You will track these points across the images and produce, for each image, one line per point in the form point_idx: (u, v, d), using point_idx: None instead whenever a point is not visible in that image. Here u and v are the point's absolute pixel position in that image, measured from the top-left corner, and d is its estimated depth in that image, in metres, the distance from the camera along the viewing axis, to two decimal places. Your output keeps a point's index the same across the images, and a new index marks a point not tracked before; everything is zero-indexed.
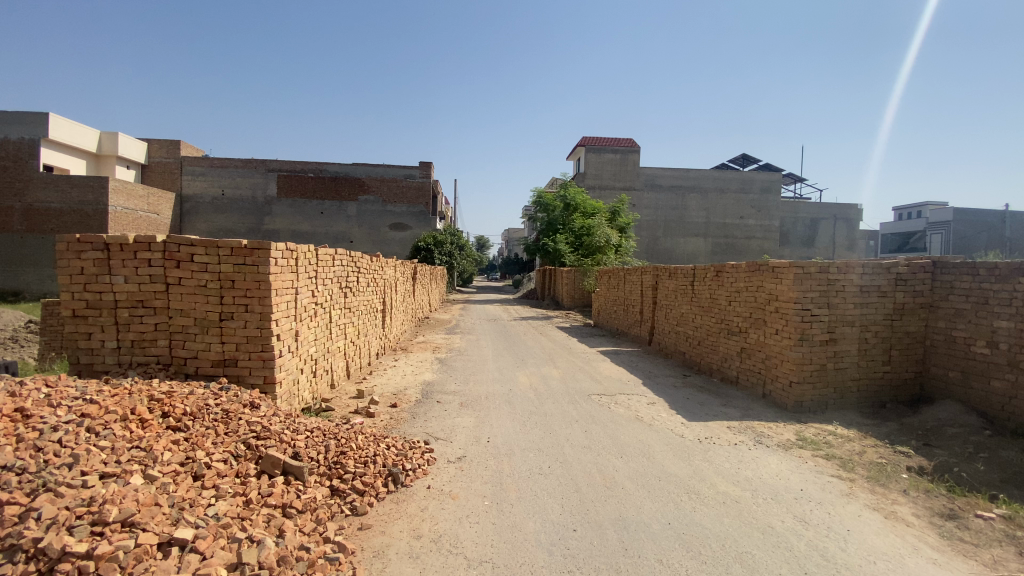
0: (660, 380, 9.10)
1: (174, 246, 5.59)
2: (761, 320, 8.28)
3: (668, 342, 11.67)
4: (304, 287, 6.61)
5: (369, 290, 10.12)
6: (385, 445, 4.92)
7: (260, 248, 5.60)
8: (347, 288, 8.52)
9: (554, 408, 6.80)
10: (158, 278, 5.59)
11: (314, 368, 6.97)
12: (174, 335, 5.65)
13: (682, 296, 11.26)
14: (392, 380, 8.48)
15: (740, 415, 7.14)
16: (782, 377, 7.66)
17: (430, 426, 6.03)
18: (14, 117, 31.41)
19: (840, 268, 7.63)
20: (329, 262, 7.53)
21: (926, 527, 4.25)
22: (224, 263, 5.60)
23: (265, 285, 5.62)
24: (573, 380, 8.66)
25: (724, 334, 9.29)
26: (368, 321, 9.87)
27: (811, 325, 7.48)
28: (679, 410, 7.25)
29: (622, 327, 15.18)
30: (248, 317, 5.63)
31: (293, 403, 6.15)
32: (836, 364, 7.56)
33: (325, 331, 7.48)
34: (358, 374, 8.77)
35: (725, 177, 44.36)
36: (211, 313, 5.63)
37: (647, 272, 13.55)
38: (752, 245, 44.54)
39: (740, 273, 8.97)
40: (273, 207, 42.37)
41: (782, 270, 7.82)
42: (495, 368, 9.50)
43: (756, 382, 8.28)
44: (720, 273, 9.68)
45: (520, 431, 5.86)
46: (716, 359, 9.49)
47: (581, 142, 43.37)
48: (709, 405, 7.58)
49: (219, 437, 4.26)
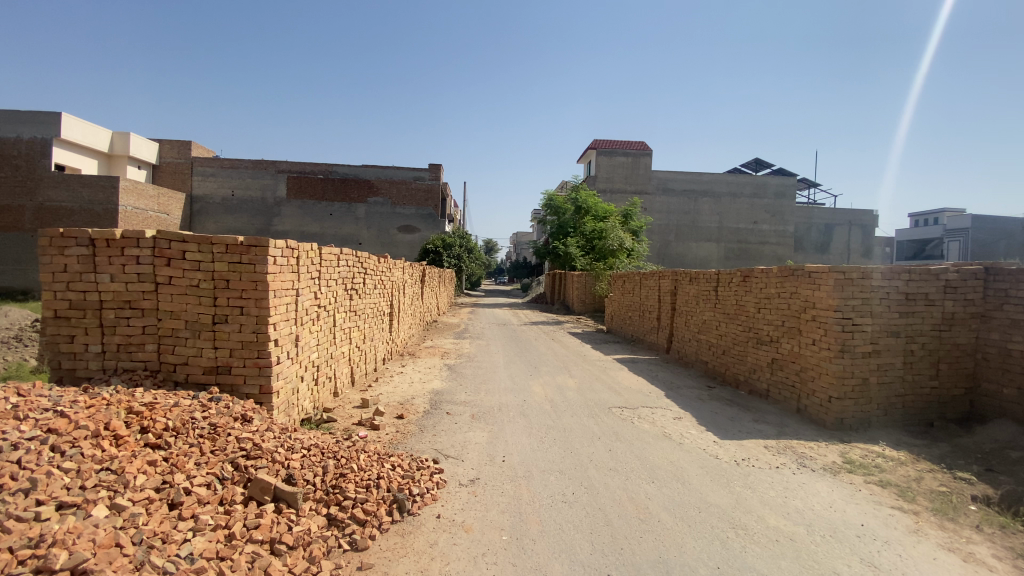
0: (683, 391, 8.52)
1: (164, 242, 5.12)
2: (794, 329, 7.70)
3: (688, 350, 11.09)
4: (305, 288, 6.13)
5: (376, 292, 9.63)
6: (390, 465, 4.39)
7: (258, 245, 5.14)
8: (352, 290, 8.04)
9: (574, 423, 6.28)
10: (145, 277, 5.13)
11: (315, 375, 6.49)
12: (163, 338, 5.19)
13: (704, 302, 10.67)
14: (400, 388, 8.00)
15: (776, 432, 6.56)
16: (820, 392, 7.07)
17: (439, 442, 5.52)
18: (28, 117, 31.53)
19: (885, 274, 7.03)
20: (334, 261, 7.07)
21: (1013, 572, 3.65)
22: (218, 262, 5.13)
23: (261, 285, 5.14)
24: (590, 391, 8.10)
25: (753, 343, 8.69)
26: (374, 325, 9.40)
27: (853, 335, 6.89)
28: (709, 425, 6.70)
29: (638, 334, 14.58)
30: (243, 320, 5.16)
31: (291, 414, 5.66)
32: (879, 378, 6.99)
33: (328, 335, 7.00)
34: (363, 382, 8.27)
35: (738, 182, 43.66)
36: (204, 315, 5.17)
37: (665, 276, 12.97)
38: (766, 251, 43.90)
39: (771, 278, 8.40)
40: (282, 208, 42.22)
41: (820, 275, 7.25)
42: (507, 377, 8.97)
43: (788, 396, 7.70)
44: (747, 278, 9.11)
45: (539, 450, 5.32)
46: (743, 370, 8.90)
47: (592, 145, 42.92)
48: (741, 421, 7.00)
49: (203, 457, 3.78)
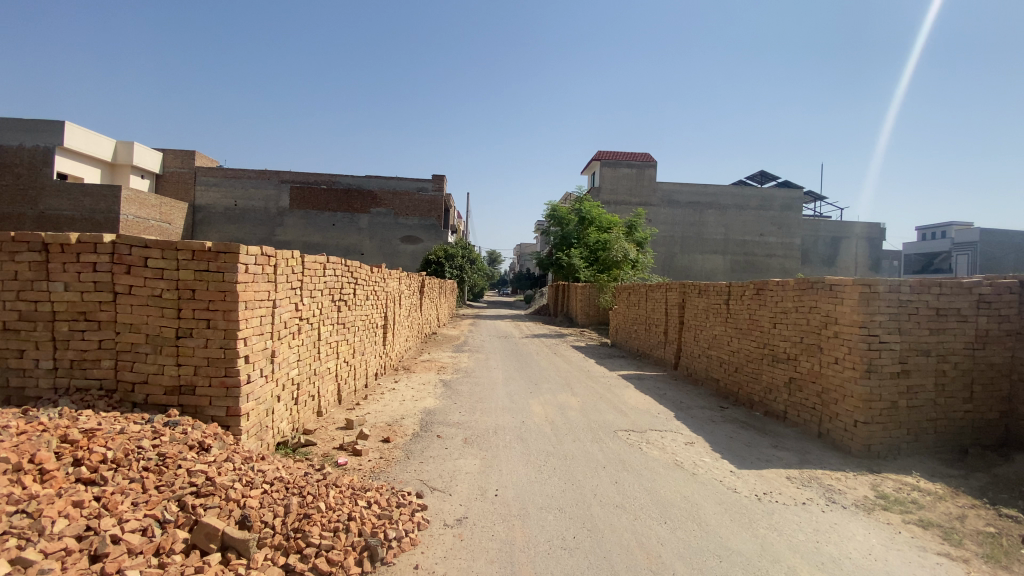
0: (693, 412, 7.95)
1: (124, 248, 4.65)
2: (814, 346, 7.14)
3: (698, 366, 10.53)
4: (285, 299, 5.63)
5: (368, 304, 9.13)
6: (366, 502, 3.84)
7: (228, 252, 4.67)
8: (341, 301, 7.54)
9: (576, 449, 5.73)
10: (103, 286, 4.65)
11: (294, 394, 5.97)
12: (120, 354, 4.69)
13: (715, 316, 10.14)
14: (389, 407, 7.45)
15: (798, 461, 5.99)
16: (845, 414, 6.50)
17: (427, 471, 4.97)
18: (32, 125, 31.81)
19: (914, 288, 6.49)
20: (318, 270, 6.57)
21: None
22: (183, 269, 4.65)
23: (230, 296, 4.65)
24: (594, 411, 7.53)
25: (768, 361, 8.12)
26: (366, 338, 8.88)
27: (880, 353, 6.33)
28: (723, 451, 6.14)
29: (644, 349, 13.98)
30: (210, 334, 4.67)
31: (263, 438, 5.14)
32: (909, 401, 6.42)
33: (311, 350, 6.49)
34: (351, 400, 7.73)
35: (743, 195, 43.21)
36: (167, 329, 4.68)
37: (672, 288, 12.43)
38: (773, 263, 43.32)
39: (788, 291, 7.85)
40: (284, 218, 42.06)
41: (843, 288, 6.70)
42: (505, 394, 8.42)
43: (808, 419, 7.12)
44: (761, 291, 8.57)
45: (536, 482, 4.77)
46: (757, 390, 8.33)
47: (596, 156, 42.68)
48: (758, 447, 6.43)
49: (142, 496, 3.26)
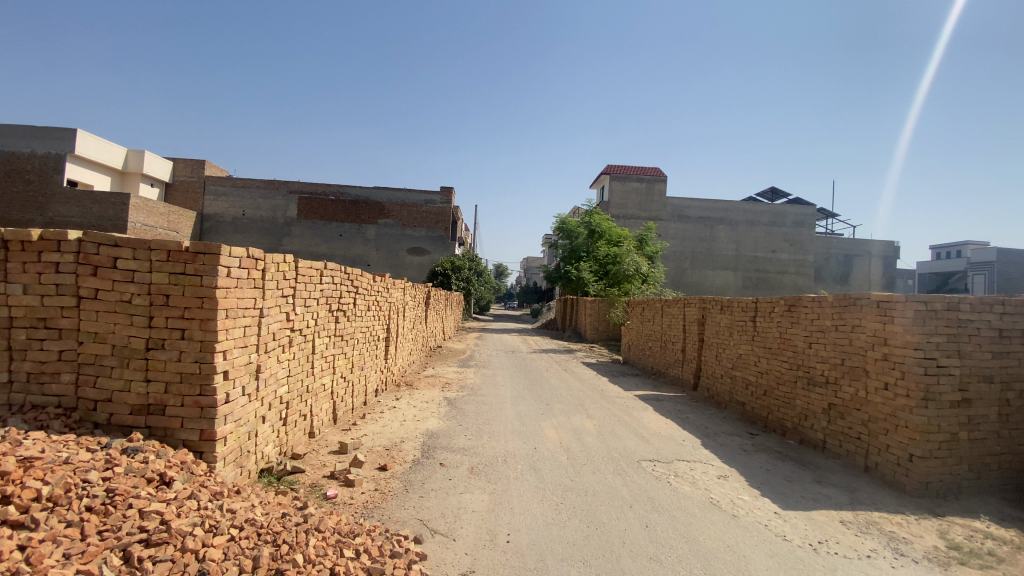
0: (721, 439, 7.26)
1: (91, 246, 4.09)
2: (859, 368, 6.46)
3: (720, 388, 9.83)
4: (273, 308, 5.06)
5: (369, 315, 8.55)
6: (353, 552, 3.21)
7: (208, 253, 4.12)
8: (339, 311, 6.96)
9: (597, 483, 5.07)
10: (66, 290, 4.08)
11: (282, 413, 5.36)
12: (83, 367, 4.11)
13: (739, 334, 9.46)
14: (389, 428, 6.82)
15: (849, 501, 5.28)
16: (898, 446, 5.80)
17: (428, 508, 4.33)
18: (44, 133, 32.05)
19: (974, 306, 5.81)
20: (314, 278, 6.00)
21: None
22: (156, 272, 4.09)
23: (208, 303, 4.09)
24: (614, 437, 6.86)
25: (803, 384, 7.43)
26: (366, 351, 8.28)
27: (938, 379, 5.64)
28: (763, 487, 5.45)
29: (659, 367, 13.28)
30: (184, 347, 4.09)
31: (243, 466, 4.53)
32: (970, 433, 5.71)
33: (303, 365, 5.89)
34: (347, 419, 7.10)
35: (755, 211, 42.55)
36: (136, 339, 4.11)
37: (690, 304, 11.77)
38: (785, 280, 42.49)
39: (826, 308, 7.19)
40: (292, 228, 41.87)
41: (893, 305, 6.04)
42: (515, 415, 7.77)
43: (853, 450, 6.42)
44: (794, 308, 7.91)
45: (554, 524, 4.11)
46: (790, 415, 7.63)
47: (605, 170, 42.28)
48: (800, 483, 5.74)
49: (78, 546, 2.67)
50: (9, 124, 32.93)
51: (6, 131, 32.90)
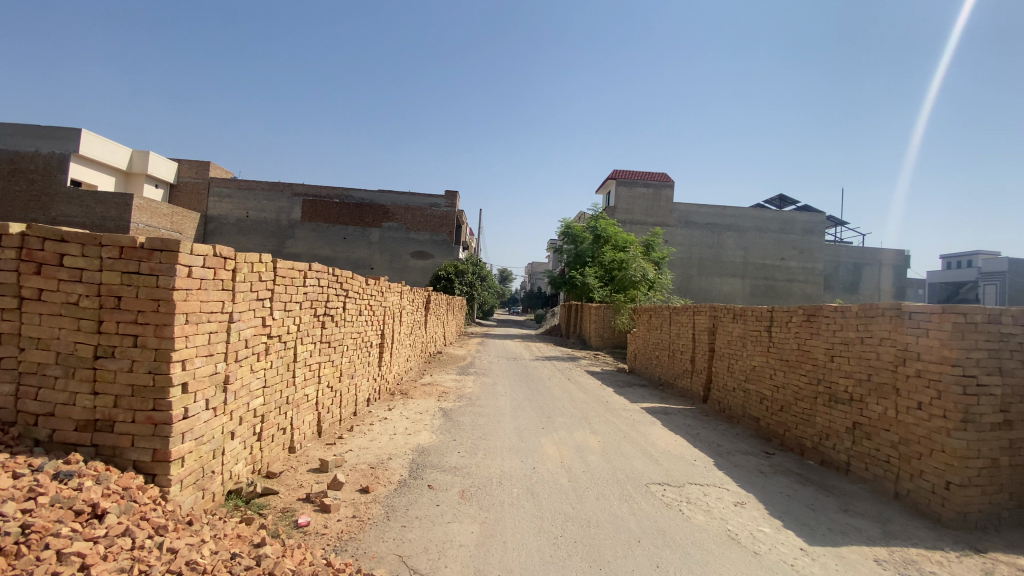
0: (735, 459, 6.74)
1: (36, 241, 3.65)
2: (888, 386, 5.92)
3: (733, 402, 9.29)
4: (247, 312, 4.60)
5: (362, 319, 8.10)
6: None
7: (165, 249, 3.66)
8: (326, 316, 6.50)
9: (601, 511, 4.57)
10: (6, 289, 3.64)
11: (256, 428, 4.89)
12: (24, 377, 3.66)
13: (753, 345, 8.93)
14: (376, 442, 6.33)
15: (881, 534, 4.74)
16: (933, 473, 5.24)
17: (409, 541, 3.84)
18: (49, 133, 32.00)
19: (1018, 320, 5.26)
20: (297, 279, 5.54)
21: None
22: (108, 271, 3.65)
23: (164, 306, 3.63)
24: (619, 455, 6.35)
25: (825, 401, 6.89)
26: (357, 358, 7.81)
27: (978, 399, 5.09)
28: (785, 517, 4.92)
29: (667, 377, 12.72)
30: (137, 355, 3.64)
31: (206, 488, 4.07)
32: (1013, 459, 5.15)
33: (283, 375, 5.42)
34: (333, 432, 6.62)
35: (763, 218, 41.92)
36: (84, 346, 3.66)
37: (700, 312, 11.24)
38: (794, 288, 41.77)
39: (850, 319, 6.65)
40: (295, 230, 41.64)
41: (927, 317, 5.49)
42: (514, 429, 7.27)
43: (881, 474, 5.87)
44: (814, 319, 7.38)
45: (551, 564, 3.60)
46: (809, 434, 7.10)
47: (612, 175, 41.85)
48: (824, 511, 5.20)
49: None
50: (15, 123, 32.94)
51: (11, 130, 32.90)
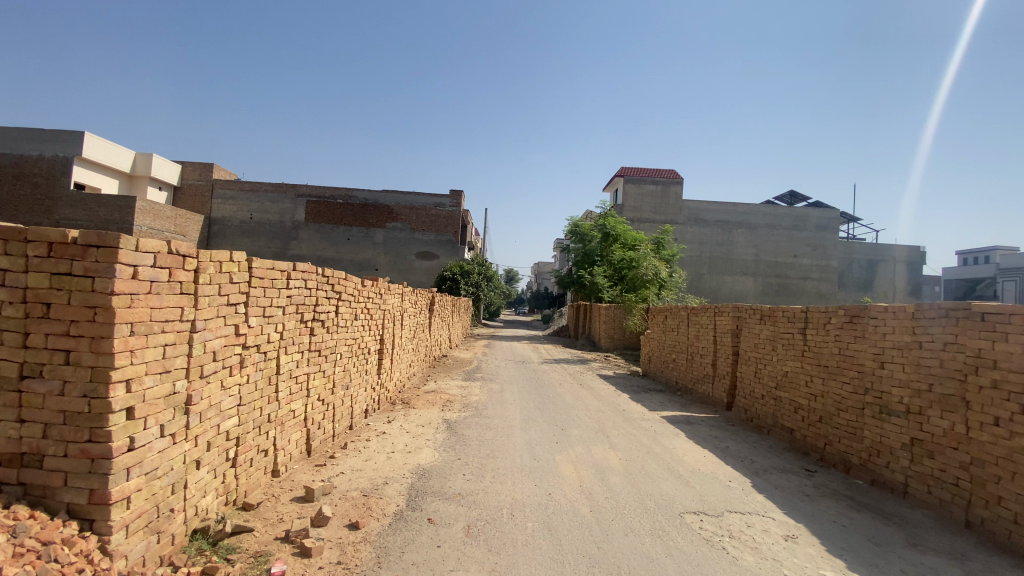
0: (774, 479, 6.01)
1: None
2: (956, 398, 5.17)
3: (762, 410, 8.55)
4: (214, 319, 3.92)
5: (358, 324, 7.42)
6: None
7: (103, 245, 2.98)
8: (315, 321, 5.82)
9: (632, 554, 3.85)
10: None
11: (229, 454, 4.23)
12: None
13: (784, 349, 8.18)
14: (372, 463, 5.65)
15: None
16: (1016, 500, 4.48)
17: None
18: (51, 136, 31.62)
19: None
20: (277, 281, 4.86)
21: None
22: (34, 272, 2.98)
23: (101, 315, 2.96)
24: (645, 476, 5.63)
25: (875, 413, 6.14)
26: (352, 366, 7.14)
27: None
28: (848, 556, 4.19)
29: (686, 382, 11.96)
30: (69, 375, 2.98)
31: (163, 530, 3.41)
32: None
33: (263, 390, 4.75)
34: (324, 451, 5.95)
35: (775, 214, 40.93)
36: (8, 362, 3.00)
37: (722, 313, 10.48)
38: (808, 287, 40.75)
39: (906, 321, 5.89)
40: (300, 232, 41.16)
41: (1007, 320, 4.73)
42: (525, 445, 6.58)
43: (948, 499, 5.13)
44: (860, 320, 6.61)
45: None
46: (856, 449, 6.36)
47: (619, 173, 41.06)
48: (890, 547, 4.46)
49: None
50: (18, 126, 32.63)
51: (14, 133, 32.59)
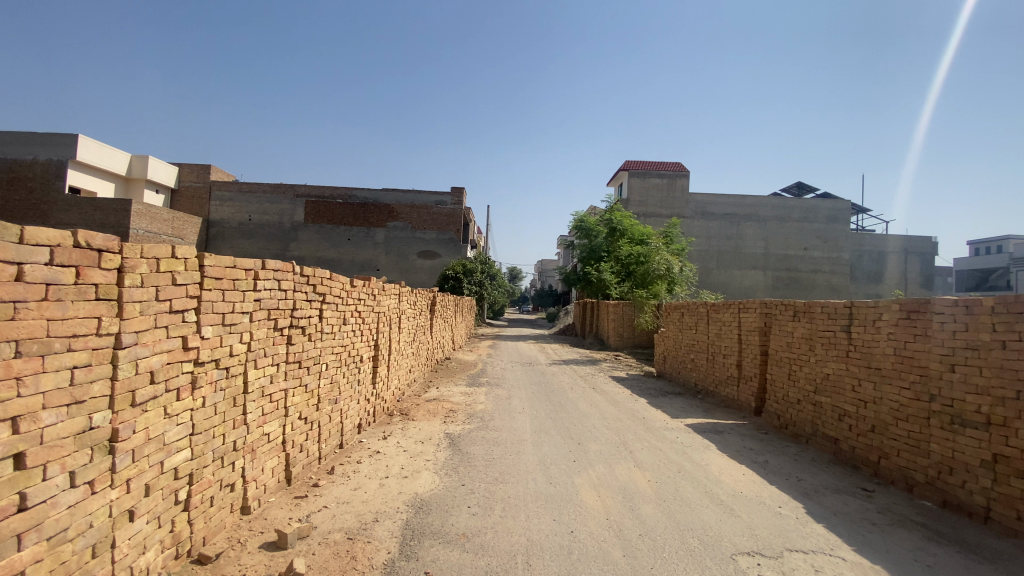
0: (829, 502, 5.16)
1: None
2: None
3: (800, 417, 7.70)
4: (151, 331, 3.12)
5: (347, 328, 6.61)
6: None
7: None
8: (292, 328, 4.99)
9: None
10: None
11: (179, 495, 3.43)
12: None
13: (824, 348, 7.33)
14: (360, 493, 4.83)
15: None
16: None
17: None
18: (45, 138, 30.98)
19: None
20: (239, 283, 4.05)
21: None
22: None
23: None
24: (681, 502, 4.81)
25: (946, 423, 5.28)
26: (341, 377, 6.33)
27: None
28: None
29: (707, 384, 11.12)
30: None
31: None
32: None
33: (225, 414, 3.95)
34: (307, 479, 5.15)
35: (784, 206, 39.93)
36: None
37: (748, 309, 9.61)
38: (818, 280, 39.74)
39: (983, 317, 5.02)
40: (299, 232, 40.39)
41: None
42: (540, 464, 5.77)
43: None
44: (920, 316, 5.76)
45: None
46: (921, 465, 5.50)
47: (624, 166, 40.15)
48: None
49: None
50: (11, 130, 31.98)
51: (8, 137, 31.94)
